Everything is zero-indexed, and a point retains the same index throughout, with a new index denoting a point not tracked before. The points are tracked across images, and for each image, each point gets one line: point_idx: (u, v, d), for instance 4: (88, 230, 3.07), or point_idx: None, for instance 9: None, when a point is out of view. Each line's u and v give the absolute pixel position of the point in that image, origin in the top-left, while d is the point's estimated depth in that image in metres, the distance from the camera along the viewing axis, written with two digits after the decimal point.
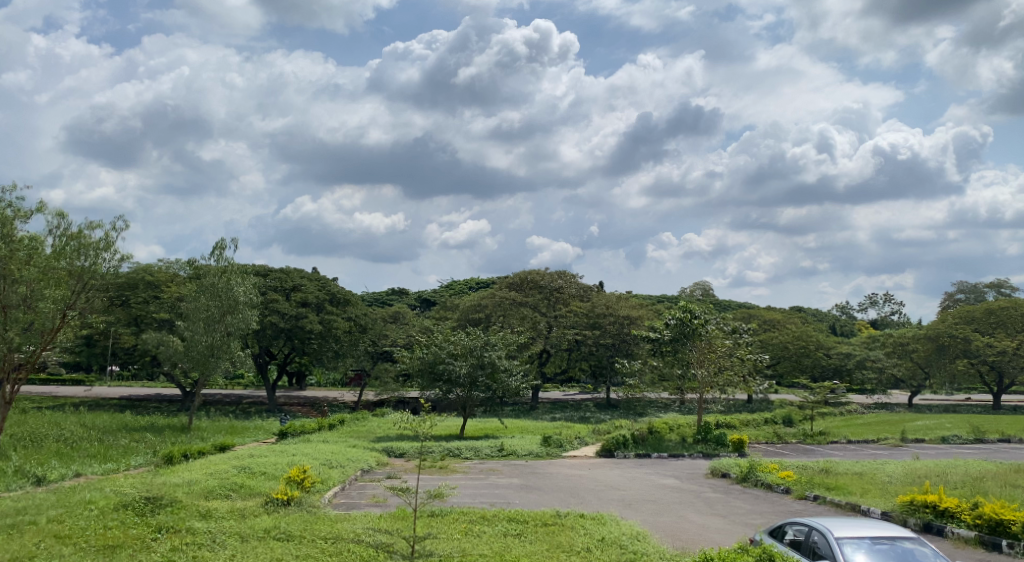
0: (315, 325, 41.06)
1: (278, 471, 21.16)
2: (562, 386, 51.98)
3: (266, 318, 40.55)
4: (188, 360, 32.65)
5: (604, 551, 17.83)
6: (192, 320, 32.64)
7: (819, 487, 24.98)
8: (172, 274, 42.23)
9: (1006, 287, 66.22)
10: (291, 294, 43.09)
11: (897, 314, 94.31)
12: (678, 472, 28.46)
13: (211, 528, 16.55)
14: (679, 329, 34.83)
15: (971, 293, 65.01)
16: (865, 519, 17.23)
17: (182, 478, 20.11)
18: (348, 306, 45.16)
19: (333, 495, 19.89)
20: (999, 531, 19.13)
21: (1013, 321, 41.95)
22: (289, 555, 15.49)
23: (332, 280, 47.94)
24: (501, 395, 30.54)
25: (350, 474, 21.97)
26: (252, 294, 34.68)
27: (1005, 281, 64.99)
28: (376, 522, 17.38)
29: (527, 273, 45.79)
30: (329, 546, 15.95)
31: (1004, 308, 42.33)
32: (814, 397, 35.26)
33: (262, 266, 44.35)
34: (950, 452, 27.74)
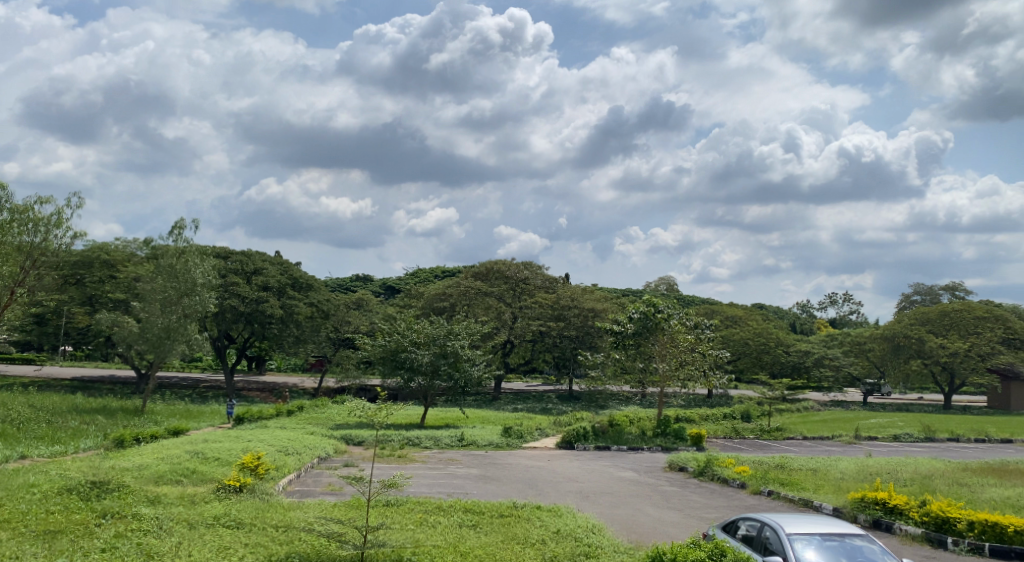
0: (277, 310, 40.74)
1: (232, 458, 21.08)
2: (526, 377, 52.13)
3: (226, 301, 40.17)
4: (143, 342, 32.21)
5: (558, 543, 18.03)
6: (148, 301, 32.30)
7: (773, 482, 25.39)
8: (129, 253, 41.84)
9: (961, 291, 67.15)
10: (252, 278, 42.71)
11: (856, 313, 95.49)
12: (637, 465, 28.78)
13: (158, 515, 16.45)
14: (643, 323, 35.04)
15: (930, 293, 65.62)
16: (815, 516, 17.55)
17: (131, 462, 19.98)
18: (311, 292, 44.99)
19: (287, 483, 19.87)
20: (945, 529, 19.54)
21: (966, 324, 43.03)
22: (238, 544, 15.45)
23: (295, 266, 47.57)
24: (463, 384, 30.37)
25: (307, 462, 21.96)
26: (211, 276, 34.36)
27: (959, 284, 66.29)
28: (329, 511, 17.40)
29: (493, 263, 45.82)
30: (280, 535, 15.99)
31: (959, 311, 43.46)
32: (772, 393, 35.69)
33: (223, 249, 43.91)
34: (901, 450, 28.23)
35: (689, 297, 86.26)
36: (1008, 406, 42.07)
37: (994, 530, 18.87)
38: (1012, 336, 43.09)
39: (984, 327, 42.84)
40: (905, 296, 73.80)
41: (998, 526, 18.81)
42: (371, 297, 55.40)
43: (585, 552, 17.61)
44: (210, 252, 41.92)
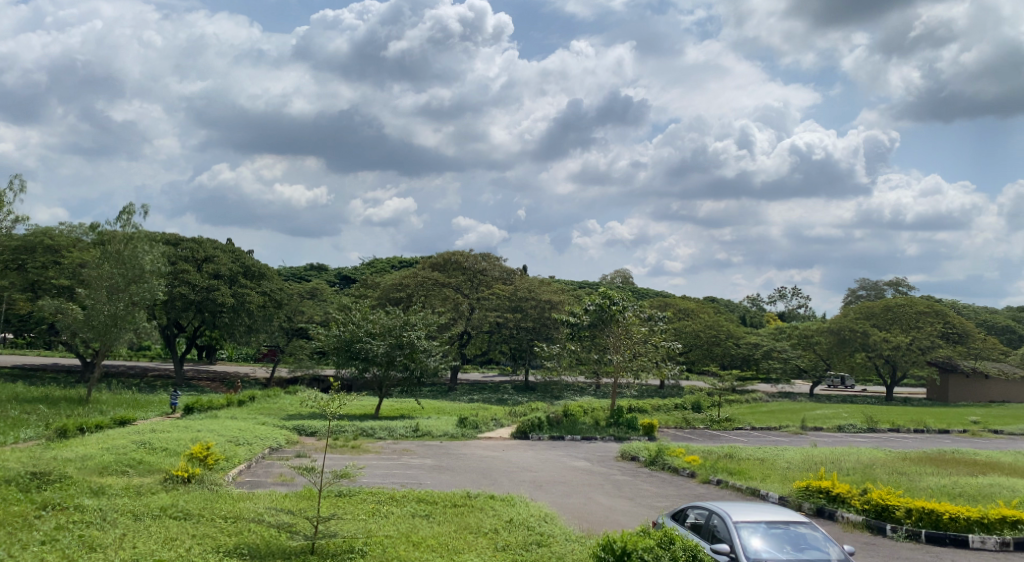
0: (230, 299, 40.59)
1: (180, 448, 21.19)
2: (481, 367, 52.56)
3: (175, 289, 39.89)
4: (88, 330, 31.99)
5: (510, 532, 18.48)
6: (94, 288, 32.01)
7: (722, 471, 26.12)
8: (74, 239, 41.39)
9: (904, 287, 68.88)
10: (203, 266, 42.46)
11: (804, 308, 97.41)
12: (590, 455, 29.36)
13: (101, 506, 16.55)
14: (598, 315, 35.73)
15: (874, 289, 67.36)
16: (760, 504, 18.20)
17: (74, 453, 19.99)
18: (263, 281, 44.87)
19: (237, 473, 20.04)
20: (884, 516, 20.29)
21: (908, 319, 44.37)
22: (185, 535, 15.66)
23: (247, 254, 47.34)
24: (418, 375, 30.61)
25: (257, 452, 22.12)
26: (160, 264, 34.19)
27: (903, 280, 67.97)
28: (280, 502, 17.63)
29: (451, 254, 46.04)
30: (229, 526, 16.23)
31: (902, 306, 44.73)
32: (722, 384, 36.53)
33: (173, 236, 43.60)
34: (845, 440, 29.11)
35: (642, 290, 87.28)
36: (945, 399, 43.13)
37: (931, 517, 19.70)
38: (951, 330, 45.14)
39: (926, 321, 44.32)
40: (851, 291, 75.47)
41: (934, 513, 19.65)
42: (325, 286, 55.28)
43: (537, 540, 18.07)
44: (160, 239, 41.60)
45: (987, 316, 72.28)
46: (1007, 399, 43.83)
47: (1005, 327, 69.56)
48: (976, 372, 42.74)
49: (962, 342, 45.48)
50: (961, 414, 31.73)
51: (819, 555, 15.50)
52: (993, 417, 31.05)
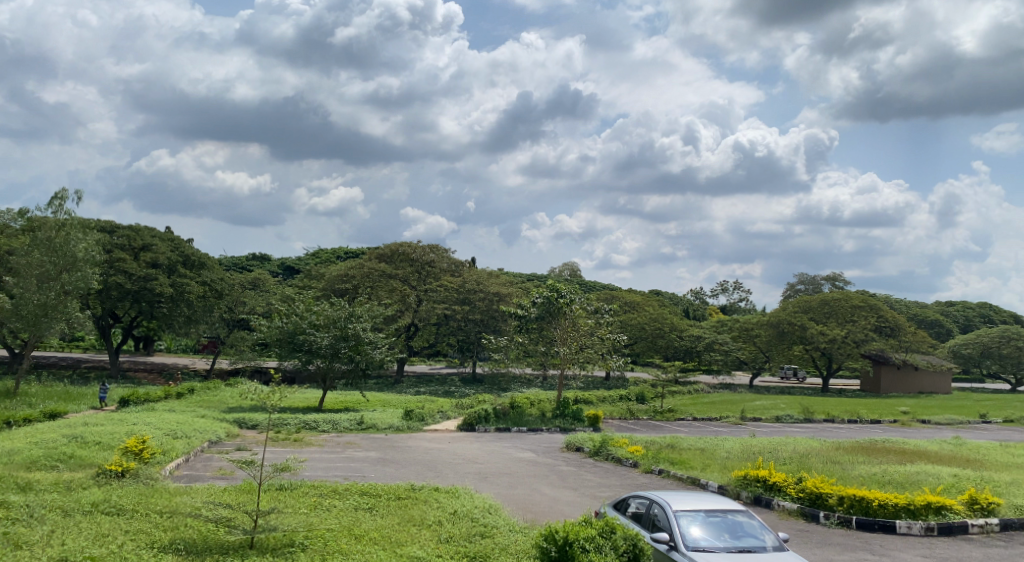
0: (169, 289, 40.07)
1: (114, 442, 21.05)
2: (429, 360, 52.67)
3: (111, 278, 39.28)
4: (18, 320, 31.44)
5: (454, 524, 18.74)
6: (24, 277, 31.44)
7: (664, 461, 26.66)
8: (4, 225, 40.80)
9: (841, 283, 70.66)
10: (140, 254, 41.87)
11: (745, 300, 99.28)
12: (536, 446, 29.71)
13: (30, 502, 16.43)
14: (546, 307, 36.22)
15: (812, 285, 69.08)
16: (700, 494, 18.66)
17: (3, 447, 19.78)
18: (203, 270, 44.43)
19: (175, 467, 20.01)
20: (818, 503, 20.37)
21: (844, 313, 45.52)
22: (118, 531, 15.65)
23: (188, 243, 46.83)
24: (364, 367, 30.63)
25: (196, 446, 22.08)
26: (95, 252, 33.65)
27: (840, 275, 69.73)
28: (218, 496, 17.67)
29: (398, 245, 45.79)
30: (164, 521, 16.26)
31: (837, 300, 45.99)
32: (666, 376, 37.18)
33: (109, 223, 42.76)
34: (782, 430, 29.84)
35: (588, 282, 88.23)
36: (878, 390, 45.05)
37: (861, 504, 19.57)
38: (884, 324, 45.80)
39: (860, 315, 45.44)
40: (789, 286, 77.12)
41: (864, 500, 19.53)
42: (268, 276, 54.90)
43: (481, 532, 18.33)
44: (95, 226, 40.87)
45: (916, 309, 74.69)
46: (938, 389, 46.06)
47: (934, 322, 72.00)
48: (908, 364, 44.78)
49: (894, 334, 46.12)
50: (892, 404, 32.77)
51: (755, 542, 15.96)
52: (922, 407, 32.12)
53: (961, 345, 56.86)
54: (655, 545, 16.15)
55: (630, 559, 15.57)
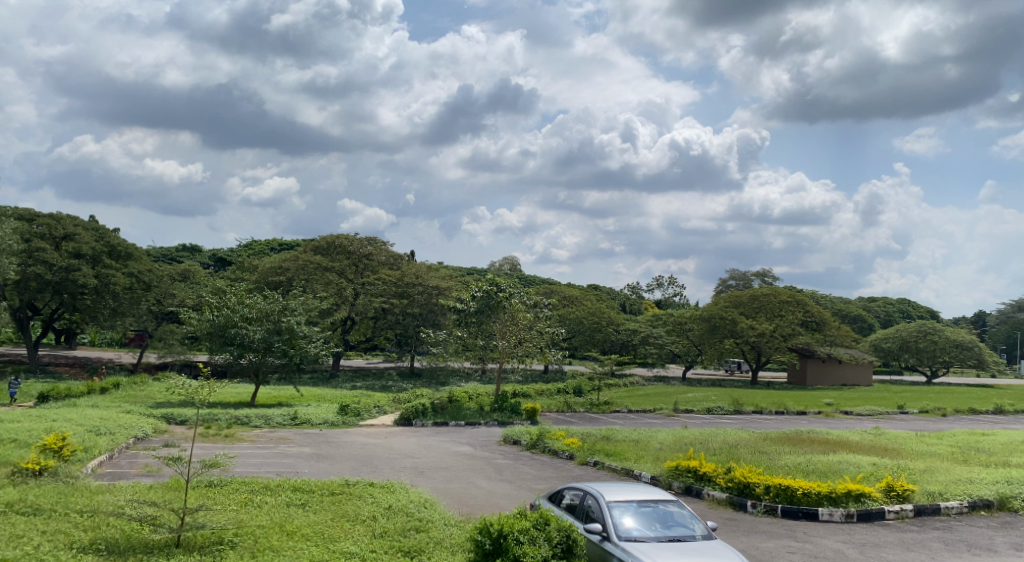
0: (93, 281, 39.27)
1: (32, 439, 20.66)
2: (366, 354, 52.63)
3: (29, 269, 38.23)
4: None
5: (389, 519, 18.85)
6: None
7: (599, 453, 27.06)
8: None
9: (769, 277, 72.43)
10: (62, 244, 40.85)
11: (679, 295, 100.89)
12: (474, 440, 29.92)
13: None
14: (485, 301, 36.93)
15: (742, 281, 70.67)
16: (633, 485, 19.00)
17: None
18: (130, 261, 43.65)
19: (96, 465, 19.76)
20: (746, 493, 20.84)
21: (771, 307, 46.72)
22: (35, 531, 15.47)
23: (113, 233, 45.87)
24: (298, 361, 30.47)
25: (119, 442, 21.79)
26: (10, 241, 32.83)
27: (769, 270, 71.47)
28: (142, 494, 17.52)
29: (334, 237, 45.41)
30: (85, 520, 16.11)
31: (766, 295, 47.08)
32: (602, 369, 37.67)
33: (28, 211, 41.65)
34: (713, 422, 30.52)
35: (526, 275, 88.77)
36: (804, 382, 46.57)
37: (787, 493, 20.06)
38: (810, 319, 47.65)
39: (787, 310, 46.58)
40: (721, 280, 78.61)
41: (789, 489, 19.99)
42: (198, 268, 54.11)
43: (416, 526, 18.47)
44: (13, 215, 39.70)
45: (840, 304, 76.97)
46: (859, 381, 47.59)
47: (856, 316, 74.46)
48: (831, 357, 46.16)
49: (820, 328, 48.14)
50: (817, 396, 33.75)
51: (685, 531, 16.36)
52: (845, 398, 33.14)
53: (880, 339, 58.67)
54: (588, 536, 16.41)
55: (564, 550, 15.59)
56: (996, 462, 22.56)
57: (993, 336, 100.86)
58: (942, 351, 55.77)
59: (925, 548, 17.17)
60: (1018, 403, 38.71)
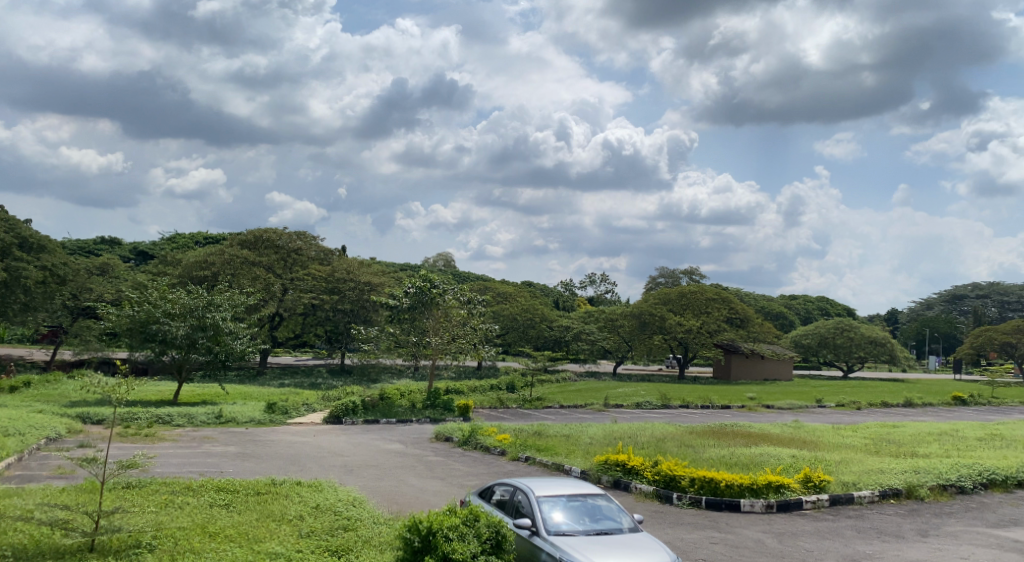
0: (5, 273, 37.87)
1: None
2: (294, 351, 52.09)
3: None
4: None
5: (316, 518, 18.70)
6: None
7: (530, 448, 27.22)
8: None
9: (695, 275, 73.66)
10: None
11: (609, 293, 101.96)
12: (405, 437, 29.80)
13: None
14: (418, 297, 35.76)
15: (670, 277, 71.13)
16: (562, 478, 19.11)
17: None
18: (43, 254, 42.38)
19: (6, 468, 19.20)
20: (672, 485, 21.14)
21: (698, 304, 47.42)
22: None
23: (26, 225, 44.46)
24: (223, 358, 29.98)
25: (30, 444, 21.19)
26: None
27: (695, 268, 72.73)
28: (55, 497, 17.10)
29: (262, 232, 44.80)
30: None
31: (693, 292, 47.84)
32: (535, 365, 37.82)
33: None
34: (642, 416, 30.95)
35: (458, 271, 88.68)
36: (729, 376, 47.61)
37: (710, 485, 20.43)
38: (735, 316, 48.50)
39: (713, 306, 47.39)
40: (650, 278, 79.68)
41: (713, 481, 20.36)
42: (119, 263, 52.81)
43: (345, 525, 18.34)
44: None
45: (763, 302, 78.77)
46: (779, 375, 49.16)
47: (778, 313, 76.32)
48: (755, 353, 47.40)
49: (744, 325, 49.00)
50: (740, 390, 34.45)
51: (613, 524, 16.47)
52: (767, 392, 33.96)
53: (800, 335, 60.06)
54: (518, 531, 16.41)
55: (493, 546, 15.61)
56: (906, 452, 23.33)
57: (905, 333, 104.30)
58: (858, 347, 57.45)
59: (839, 536, 17.65)
60: (926, 396, 40.03)
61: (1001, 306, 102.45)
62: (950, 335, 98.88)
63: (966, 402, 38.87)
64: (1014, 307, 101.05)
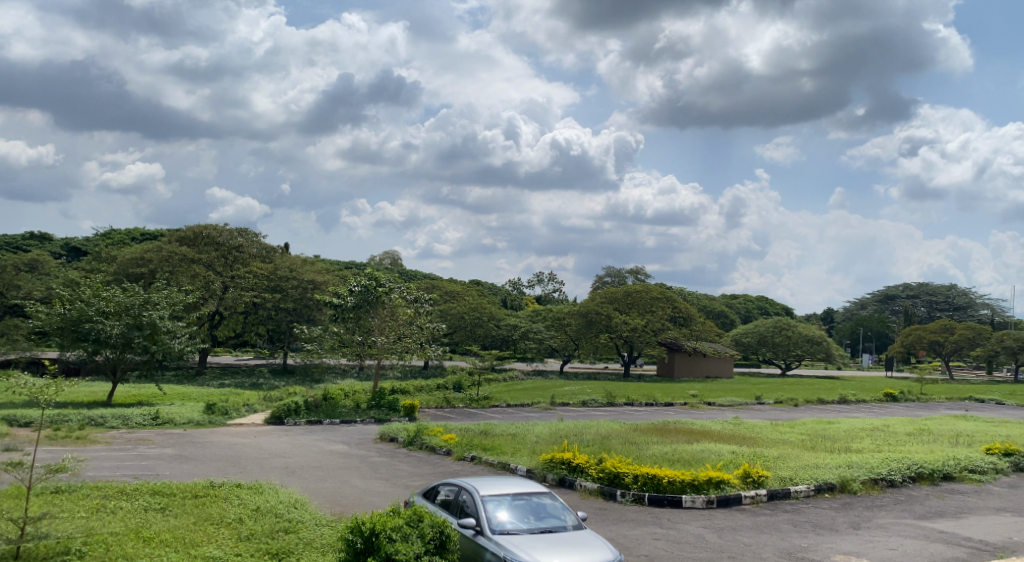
0: None
1: None
2: (235, 351, 51.34)
3: None
4: None
5: (256, 521, 18.35)
6: None
7: (476, 448, 27.09)
8: None
9: (641, 275, 74.20)
10: None
11: (556, 292, 102.25)
12: (349, 438, 29.47)
13: None
14: (363, 296, 35.74)
15: (616, 277, 71.56)
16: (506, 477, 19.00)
17: None
18: None
19: None
20: (616, 483, 21.16)
21: (643, 303, 47.97)
22: None
23: None
24: (160, 357, 29.39)
25: None
26: None
27: (642, 267, 73.21)
28: None
29: (201, 228, 44.02)
30: None
31: (638, 291, 48.32)
32: (481, 364, 37.69)
33: None
34: (587, 414, 31.00)
35: (403, 269, 88.17)
36: (672, 374, 48.07)
37: (653, 481, 20.51)
38: (678, 314, 49.52)
39: (657, 305, 48.09)
40: (598, 277, 80.22)
41: (656, 478, 20.46)
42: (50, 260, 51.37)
43: (286, 527, 18.03)
44: None
45: (706, 301, 79.71)
46: (721, 373, 49.78)
47: (720, 313, 77.32)
48: (697, 351, 48.07)
49: (687, 323, 50.15)
50: (682, 388, 34.80)
51: (557, 522, 16.42)
52: (709, 390, 34.27)
53: (740, 334, 60.81)
54: (462, 531, 16.24)
55: (437, 546, 15.43)
56: (840, 448, 23.70)
57: (839, 332, 106.40)
58: (796, 345, 58.36)
59: (776, 530, 17.81)
60: (859, 393, 40.72)
61: (930, 306, 105.13)
62: (882, 334, 101.13)
63: (896, 399, 39.70)
64: (942, 306, 103.80)
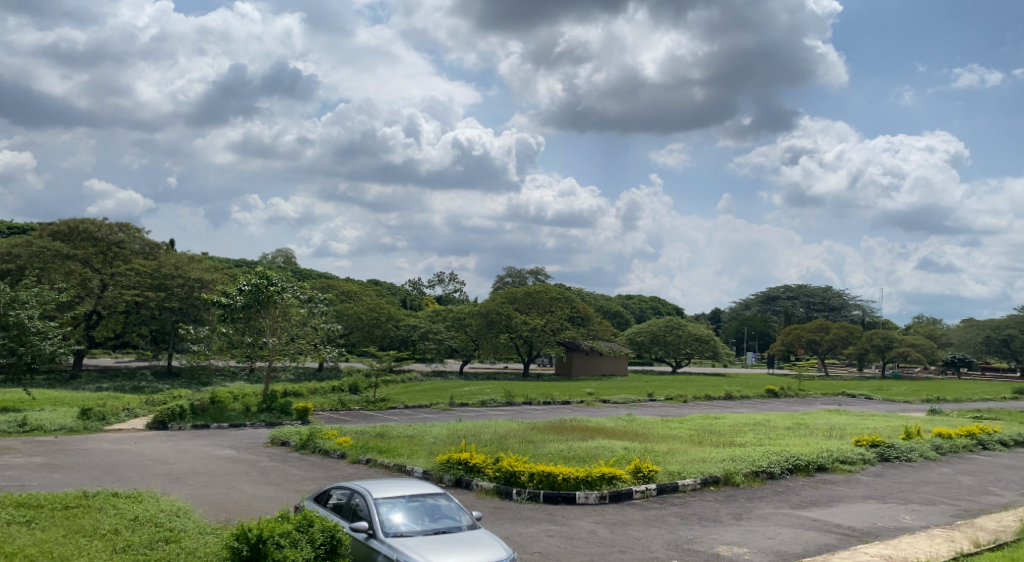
0: None
1: None
2: (115, 352, 49.25)
3: None
4: None
5: (133, 531, 17.32)
6: None
7: (371, 450, 26.37)
8: None
9: (540, 275, 74.35)
10: None
11: (454, 291, 101.74)
12: (236, 442, 28.36)
13: None
14: (253, 296, 33.92)
15: (517, 277, 71.51)
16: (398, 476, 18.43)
17: None
18: None
19: None
20: (512, 482, 20.81)
21: (542, 304, 48.09)
22: None
23: None
24: (29, 360, 27.72)
25: None
26: None
27: (541, 268, 73.38)
28: None
29: (78, 223, 41.89)
30: None
31: (538, 292, 48.47)
32: (378, 365, 37.01)
33: None
34: (486, 414, 30.61)
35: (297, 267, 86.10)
36: (570, 373, 48.22)
37: (549, 479, 20.25)
38: (576, 314, 49.74)
39: (556, 306, 48.33)
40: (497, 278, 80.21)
41: (551, 475, 20.21)
42: None
43: (166, 537, 17.06)
44: None
45: (602, 301, 80.57)
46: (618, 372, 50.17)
47: (615, 313, 78.37)
48: (594, 351, 48.52)
49: (584, 323, 50.38)
50: (579, 386, 34.79)
51: (451, 523, 15.96)
52: (605, 388, 34.34)
53: (635, 334, 61.29)
54: (354, 535, 15.63)
55: (328, 551, 14.74)
56: (726, 442, 24.01)
57: (725, 331, 109.31)
58: (685, 344, 59.49)
59: (664, 523, 17.78)
60: (743, 390, 41.62)
61: (809, 306, 109.01)
62: (765, 333, 104.26)
63: (778, 395, 40.73)
64: (819, 307, 107.76)
